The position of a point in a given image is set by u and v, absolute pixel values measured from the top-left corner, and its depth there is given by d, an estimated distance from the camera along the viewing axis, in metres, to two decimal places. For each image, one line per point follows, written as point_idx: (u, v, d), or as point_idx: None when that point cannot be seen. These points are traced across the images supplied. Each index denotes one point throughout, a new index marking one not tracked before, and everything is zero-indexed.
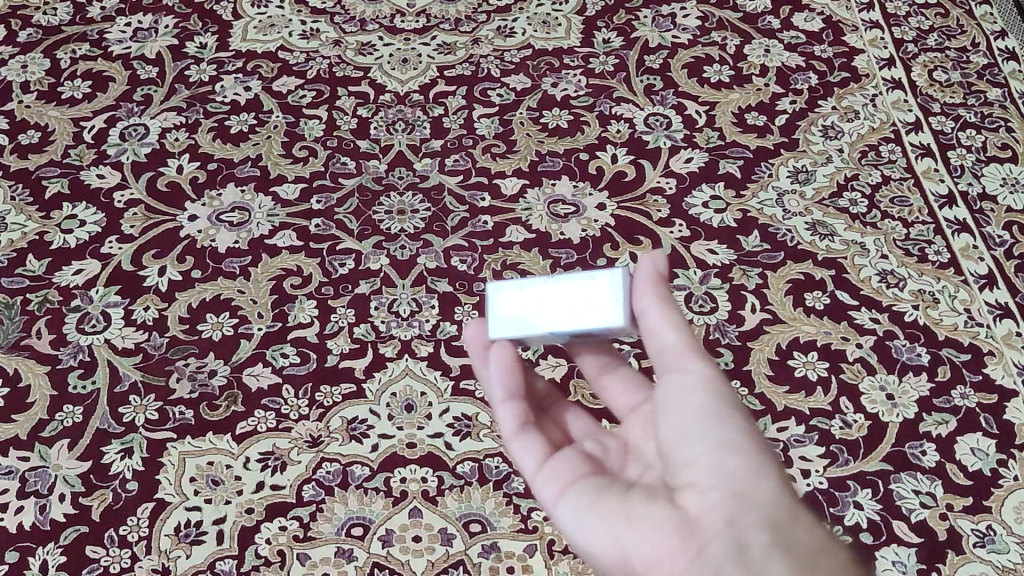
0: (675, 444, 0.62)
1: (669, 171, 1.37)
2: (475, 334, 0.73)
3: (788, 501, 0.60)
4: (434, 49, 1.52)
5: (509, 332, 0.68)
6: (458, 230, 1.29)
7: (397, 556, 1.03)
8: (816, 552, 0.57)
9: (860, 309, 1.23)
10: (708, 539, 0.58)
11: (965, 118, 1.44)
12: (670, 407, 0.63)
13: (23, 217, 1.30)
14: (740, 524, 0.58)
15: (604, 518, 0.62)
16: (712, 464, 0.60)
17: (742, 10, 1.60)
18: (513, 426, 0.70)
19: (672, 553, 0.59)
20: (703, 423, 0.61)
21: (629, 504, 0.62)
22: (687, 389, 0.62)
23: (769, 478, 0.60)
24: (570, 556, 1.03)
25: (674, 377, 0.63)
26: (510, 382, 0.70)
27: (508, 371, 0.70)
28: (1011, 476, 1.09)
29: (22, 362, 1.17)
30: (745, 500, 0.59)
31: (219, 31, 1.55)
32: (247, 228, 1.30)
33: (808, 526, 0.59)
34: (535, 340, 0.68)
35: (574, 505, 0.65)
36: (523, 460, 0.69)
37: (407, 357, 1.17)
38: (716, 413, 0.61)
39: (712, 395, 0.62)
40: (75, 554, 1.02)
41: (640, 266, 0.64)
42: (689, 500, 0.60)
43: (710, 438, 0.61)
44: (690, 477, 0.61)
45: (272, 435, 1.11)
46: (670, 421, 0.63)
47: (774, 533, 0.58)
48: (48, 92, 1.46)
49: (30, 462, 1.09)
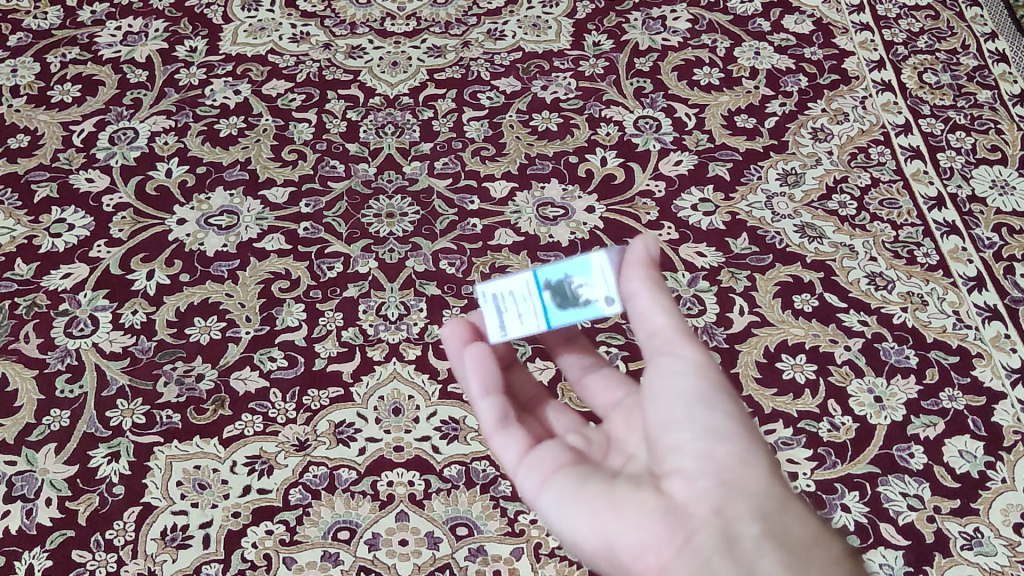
0: (662, 431, 0.62)
1: (658, 174, 1.37)
2: (455, 331, 0.74)
3: (777, 491, 0.60)
4: (424, 52, 1.52)
5: (498, 290, 0.73)
6: (446, 233, 1.29)
7: (383, 560, 1.03)
8: (805, 544, 0.57)
9: (848, 312, 1.23)
10: (695, 528, 0.58)
11: (955, 121, 1.44)
12: (661, 393, 0.63)
13: (11, 221, 1.30)
14: (729, 513, 0.58)
15: (588, 505, 0.62)
16: (700, 452, 0.60)
17: (732, 13, 1.60)
18: (493, 423, 0.69)
19: (658, 542, 0.58)
20: (693, 408, 0.62)
21: (614, 491, 0.61)
22: (678, 374, 0.63)
23: (759, 468, 0.60)
24: (556, 559, 1.03)
25: (663, 362, 0.64)
26: (491, 378, 0.70)
27: (484, 368, 0.70)
28: (999, 479, 1.09)
29: (9, 366, 1.17)
30: (733, 488, 0.59)
31: (209, 35, 1.55)
32: (235, 232, 1.29)
33: (799, 517, 0.59)
34: (518, 294, 0.71)
35: (557, 492, 0.64)
36: (504, 453, 0.69)
37: (395, 361, 1.17)
38: (706, 400, 0.62)
39: (702, 382, 0.63)
40: (61, 559, 1.02)
41: (632, 246, 0.66)
42: (676, 487, 0.60)
43: (700, 424, 0.61)
44: (678, 464, 0.60)
45: (259, 439, 1.11)
46: (659, 407, 0.63)
47: (764, 524, 0.57)
48: (38, 96, 1.46)
49: (16, 466, 1.09)
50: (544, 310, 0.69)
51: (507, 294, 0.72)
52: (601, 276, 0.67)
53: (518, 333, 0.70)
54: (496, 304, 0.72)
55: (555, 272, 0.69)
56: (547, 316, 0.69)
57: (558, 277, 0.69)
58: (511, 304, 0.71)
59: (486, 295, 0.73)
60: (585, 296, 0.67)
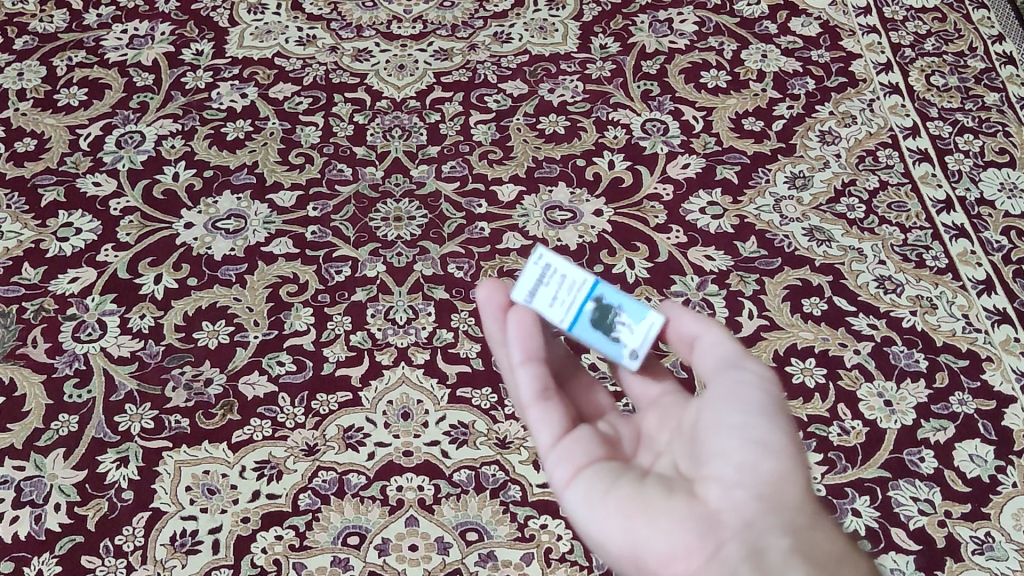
0: (711, 434, 0.62)
1: (666, 178, 1.37)
2: (490, 296, 0.71)
3: (811, 510, 0.60)
4: (431, 55, 1.52)
5: (556, 267, 0.74)
6: (453, 237, 1.29)
7: (393, 566, 1.03)
8: (836, 559, 0.56)
9: (857, 316, 1.23)
10: (726, 538, 0.58)
11: (963, 123, 1.43)
12: (719, 397, 0.63)
13: (18, 226, 1.30)
14: (761, 526, 0.58)
15: (620, 505, 0.61)
16: (746, 463, 0.60)
17: (739, 15, 1.60)
18: (532, 395, 0.68)
19: (688, 550, 0.59)
20: (749, 418, 0.61)
21: (648, 494, 0.61)
22: (739, 383, 0.63)
23: (798, 486, 0.60)
24: (567, 565, 1.03)
25: (730, 373, 0.64)
26: (533, 347, 0.69)
27: (528, 334, 0.68)
28: (1010, 483, 1.09)
29: (17, 371, 1.16)
30: (769, 502, 0.59)
31: (215, 38, 1.55)
32: (242, 236, 1.29)
33: (830, 536, 0.59)
34: (569, 282, 0.73)
35: (587, 488, 0.63)
36: (537, 434, 0.67)
37: (403, 365, 1.17)
38: (765, 412, 0.62)
39: (764, 395, 0.63)
40: (70, 564, 1.02)
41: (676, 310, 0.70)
42: (712, 495, 0.60)
43: (754, 434, 0.61)
44: (721, 472, 0.60)
45: (268, 444, 1.11)
46: (711, 413, 0.63)
47: (794, 538, 0.57)
48: (44, 100, 1.46)
49: (24, 472, 1.09)
50: (578, 314, 0.72)
51: (560, 274, 0.73)
52: (636, 330, 0.71)
53: (544, 312, 0.73)
54: (544, 274, 0.73)
55: (613, 295, 0.73)
56: (576, 320, 0.72)
57: (612, 305, 0.72)
58: (557, 286, 0.73)
59: (541, 256, 0.74)
60: (617, 336, 0.72)
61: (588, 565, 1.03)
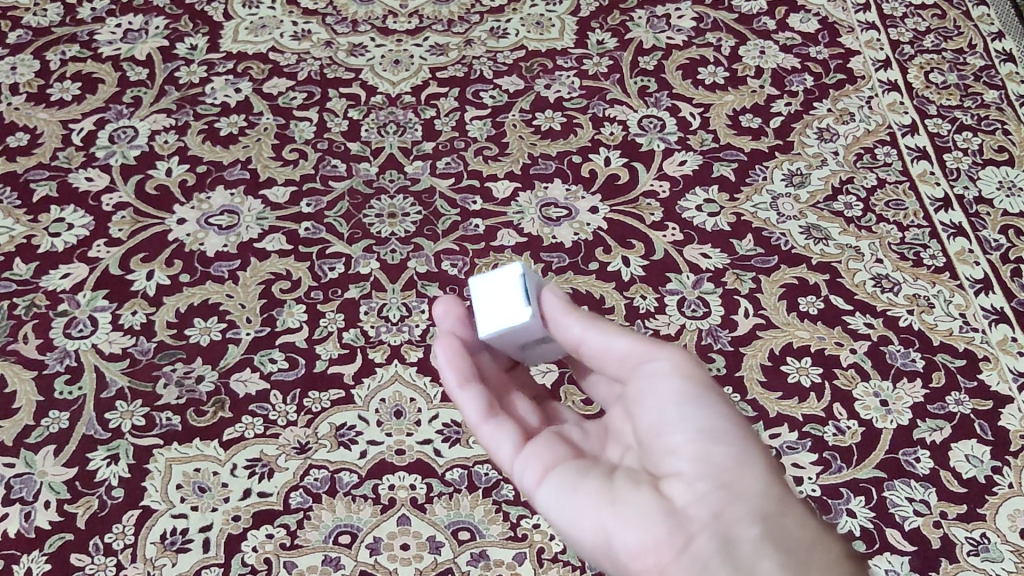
0: (658, 434, 0.62)
1: (662, 175, 1.36)
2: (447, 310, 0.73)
3: (777, 491, 0.60)
4: (426, 50, 1.51)
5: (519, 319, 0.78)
6: (448, 234, 1.28)
7: (385, 565, 1.02)
8: (805, 545, 0.57)
9: (854, 314, 1.22)
10: (695, 531, 0.58)
11: (962, 121, 1.42)
12: (647, 396, 0.63)
13: (10, 220, 1.29)
14: (729, 517, 0.58)
15: (588, 503, 0.63)
16: (695, 455, 0.60)
17: (737, 11, 1.58)
18: (480, 414, 0.70)
19: (658, 546, 0.59)
20: (683, 410, 0.62)
21: (613, 489, 0.62)
22: (663, 378, 0.63)
23: (755, 466, 0.60)
24: (559, 564, 1.02)
25: (645, 369, 0.64)
26: (468, 369, 0.70)
27: (459, 358, 0.70)
28: (1006, 484, 1.08)
29: (8, 366, 1.16)
30: (729, 490, 0.59)
31: (210, 32, 1.54)
32: (235, 232, 1.28)
33: (800, 517, 0.59)
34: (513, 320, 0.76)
35: (557, 487, 0.65)
36: (497, 447, 0.69)
37: (396, 363, 1.16)
38: (694, 399, 0.62)
39: (686, 382, 0.62)
40: (59, 562, 1.01)
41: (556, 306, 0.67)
42: (674, 491, 0.60)
43: (691, 426, 0.61)
44: (676, 467, 0.61)
45: (260, 442, 1.10)
46: (648, 411, 0.63)
47: (764, 526, 0.58)
48: (37, 94, 1.45)
49: (14, 469, 1.08)
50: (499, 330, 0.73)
51: None
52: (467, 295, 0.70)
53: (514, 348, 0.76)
54: None
55: None
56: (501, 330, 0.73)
57: None
58: None
59: None
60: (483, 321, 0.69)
61: (581, 565, 1.02)
